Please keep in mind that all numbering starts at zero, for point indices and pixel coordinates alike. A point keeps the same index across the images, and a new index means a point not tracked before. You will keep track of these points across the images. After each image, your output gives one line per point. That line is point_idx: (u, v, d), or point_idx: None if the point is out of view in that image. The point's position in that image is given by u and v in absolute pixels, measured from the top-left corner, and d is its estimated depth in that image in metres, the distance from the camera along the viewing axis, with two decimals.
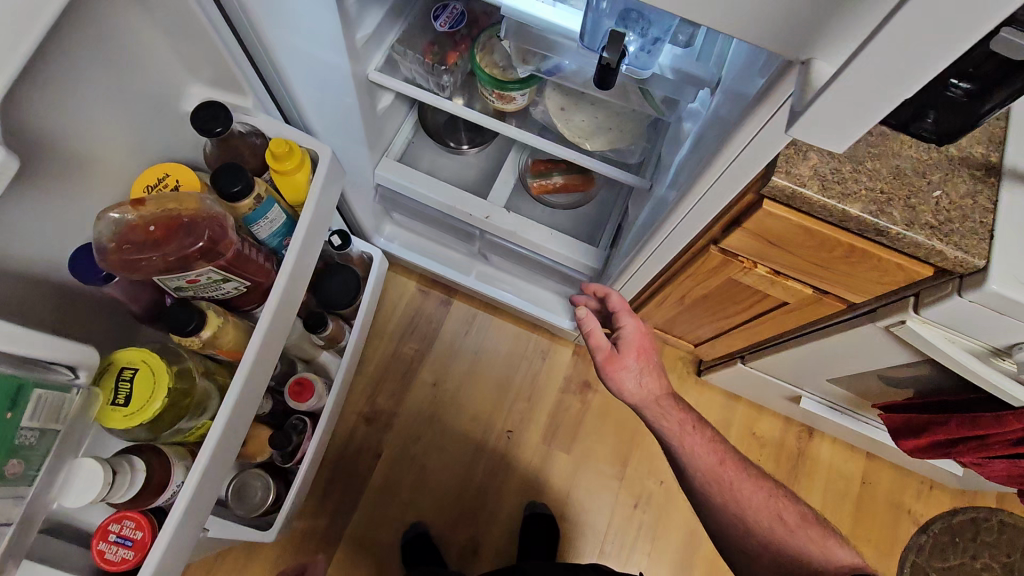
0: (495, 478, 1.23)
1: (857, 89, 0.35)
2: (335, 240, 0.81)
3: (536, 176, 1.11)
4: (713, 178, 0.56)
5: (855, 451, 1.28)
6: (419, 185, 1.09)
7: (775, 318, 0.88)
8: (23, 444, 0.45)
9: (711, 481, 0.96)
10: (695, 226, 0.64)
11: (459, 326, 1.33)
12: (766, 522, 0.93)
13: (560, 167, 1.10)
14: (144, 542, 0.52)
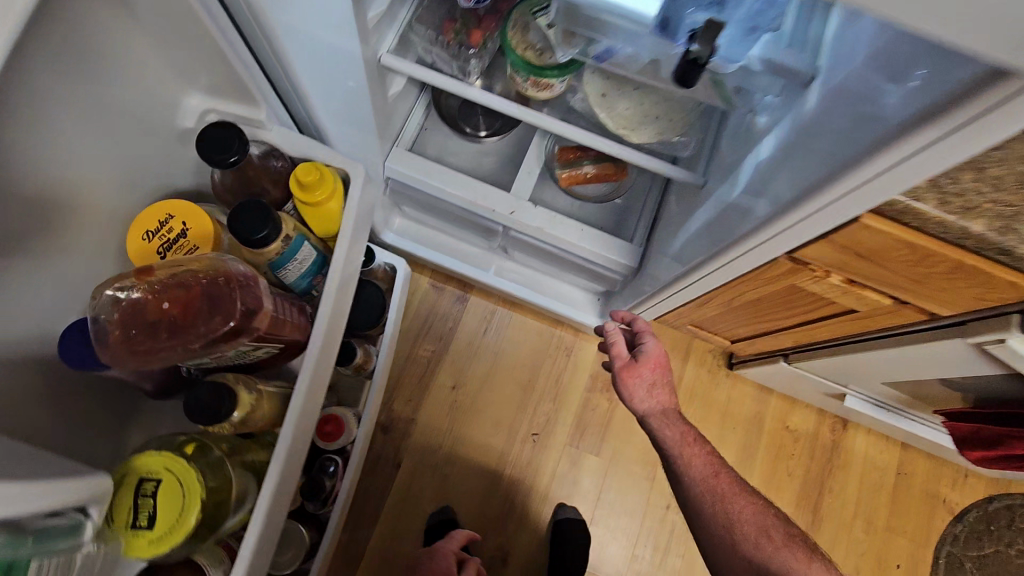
0: (522, 484, 1.18)
1: None
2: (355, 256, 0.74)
3: (565, 166, 1.00)
4: (831, 196, 0.49)
5: (890, 441, 1.24)
6: (436, 178, 0.98)
7: (835, 323, 0.82)
8: None
9: (706, 494, 0.91)
10: (794, 243, 0.58)
11: (477, 325, 1.26)
12: (750, 539, 0.88)
13: (591, 155, 1.00)
14: None
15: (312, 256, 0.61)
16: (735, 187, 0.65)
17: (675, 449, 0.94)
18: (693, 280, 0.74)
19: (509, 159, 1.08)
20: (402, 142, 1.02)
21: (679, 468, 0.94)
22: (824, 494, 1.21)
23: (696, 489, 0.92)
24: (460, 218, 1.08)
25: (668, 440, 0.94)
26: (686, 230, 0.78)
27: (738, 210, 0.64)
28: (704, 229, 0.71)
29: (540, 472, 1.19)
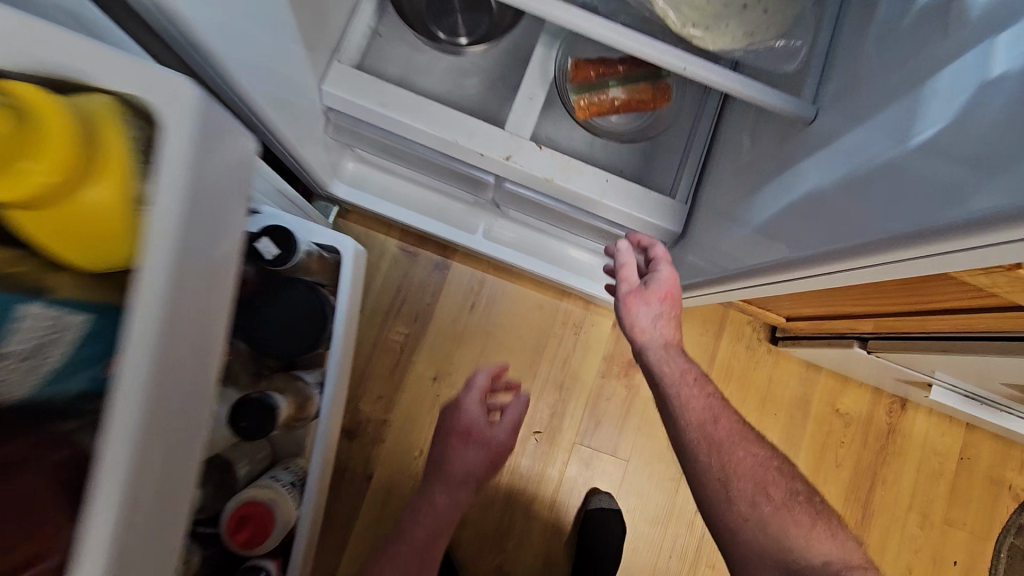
0: (523, 491, 0.98)
1: None
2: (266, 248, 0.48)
3: (581, 89, 0.71)
4: None
5: (955, 423, 1.06)
6: (396, 108, 0.68)
7: (975, 319, 0.57)
8: None
9: (702, 440, 0.64)
10: None
11: (462, 301, 0.99)
12: (743, 496, 0.63)
13: (616, 74, 0.72)
14: None
15: (74, 325, 0.27)
16: (913, 128, 0.37)
17: (675, 385, 0.66)
18: (798, 274, 0.48)
19: (500, 83, 0.77)
20: (345, 52, 0.70)
21: (673, 405, 0.66)
22: (876, 487, 1.04)
23: (691, 432, 0.65)
24: (431, 165, 0.79)
25: (665, 372, 0.67)
26: (783, 190, 0.51)
27: (910, 180, 0.36)
28: (830, 196, 0.44)
29: (544, 475, 0.99)
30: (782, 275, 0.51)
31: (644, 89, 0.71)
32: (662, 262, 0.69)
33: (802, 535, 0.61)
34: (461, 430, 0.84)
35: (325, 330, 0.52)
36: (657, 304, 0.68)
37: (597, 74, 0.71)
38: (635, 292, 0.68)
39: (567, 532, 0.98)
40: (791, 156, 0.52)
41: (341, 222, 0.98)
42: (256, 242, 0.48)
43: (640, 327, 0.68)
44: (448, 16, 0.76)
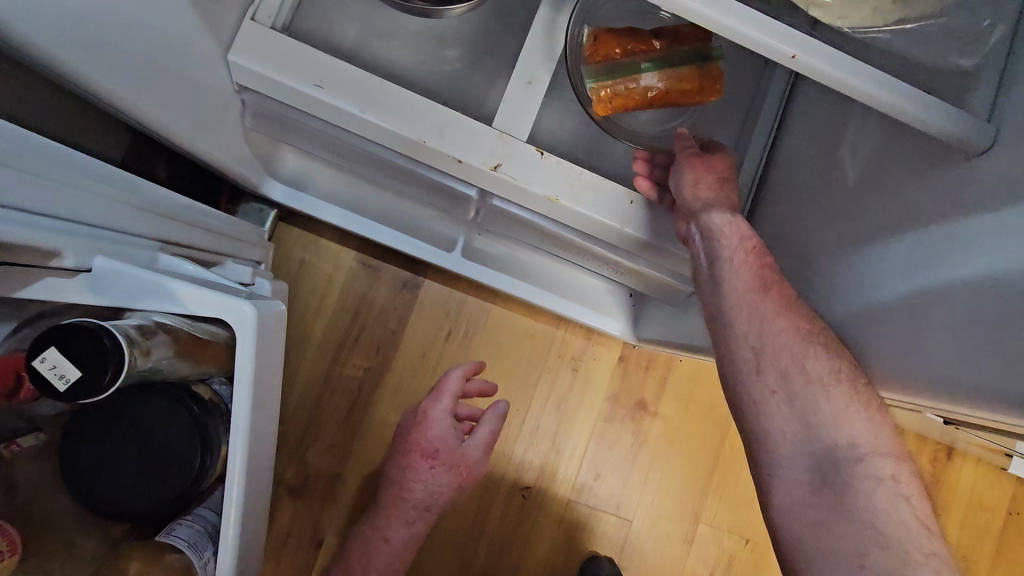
0: (507, 553, 0.82)
1: None
2: (53, 369, 0.29)
3: (596, 75, 0.50)
4: None
5: (1005, 474, 0.92)
6: (334, 90, 0.47)
7: None
8: None
9: (742, 302, 0.40)
10: None
11: (436, 327, 0.80)
12: (782, 363, 0.38)
13: (647, 52, 0.50)
14: None
15: None
16: None
17: (726, 247, 0.43)
18: (968, 406, 0.30)
19: (489, 60, 0.56)
20: (267, 8, 0.49)
21: (721, 256, 0.43)
22: None
23: (733, 299, 0.41)
24: (392, 168, 0.58)
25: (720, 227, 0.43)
26: (945, 261, 0.32)
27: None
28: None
29: (532, 533, 0.82)
30: (918, 389, 0.33)
31: (690, 73, 0.50)
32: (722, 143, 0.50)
33: (840, 407, 0.36)
34: (426, 451, 0.62)
35: (207, 461, 0.37)
36: (720, 174, 0.46)
37: (621, 50, 0.50)
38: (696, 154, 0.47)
39: None
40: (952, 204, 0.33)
41: (283, 225, 0.78)
42: (36, 362, 0.29)
43: (687, 191, 0.45)
44: None
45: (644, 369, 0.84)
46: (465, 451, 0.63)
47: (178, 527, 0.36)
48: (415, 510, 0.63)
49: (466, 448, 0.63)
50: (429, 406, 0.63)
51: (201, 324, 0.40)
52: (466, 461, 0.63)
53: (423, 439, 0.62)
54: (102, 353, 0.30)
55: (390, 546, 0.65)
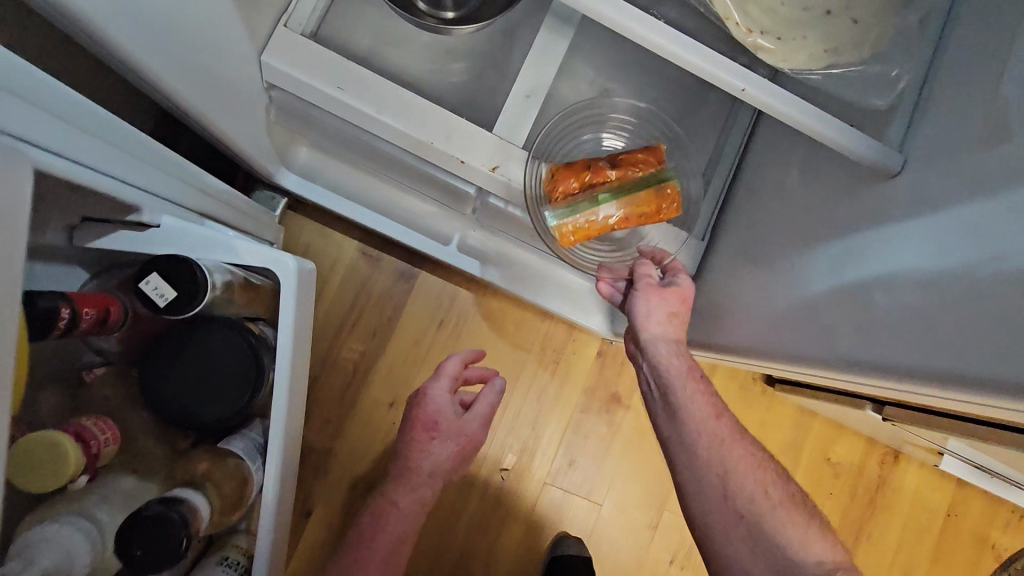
0: (485, 532, 0.87)
1: None
2: (160, 291, 0.37)
3: (564, 210, 0.55)
4: None
5: (946, 478, 1.00)
6: (359, 93, 0.54)
7: None
8: None
9: (704, 433, 0.51)
10: None
11: (428, 317, 0.86)
12: (743, 488, 0.49)
13: (608, 185, 0.55)
14: None
15: None
16: None
17: (682, 380, 0.53)
18: (868, 378, 0.37)
19: (492, 74, 0.63)
20: (297, 19, 0.55)
21: (671, 390, 0.53)
22: (859, 542, 0.97)
23: (694, 426, 0.51)
24: (400, 165, 0.64)
25: (668, 367, 0.54)
26: (860, 258, 0.39)
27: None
28: (941, 296, 0.33)
29: (509, 512, 0.88)
30: (835, 365, 0.40)
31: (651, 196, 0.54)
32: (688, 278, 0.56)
33: (794, 527, 0.47)
34: (426, 423, 0.68)
35: (257, 388, 0.43)
36: (676, 314, 0.55)
37: (577, 186, 0.55)
38: (652, 297, 0.55)
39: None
40: (869, 215, 0.40)
41: (291, 214, 0.83)
42: (143, 284, 0.37)
43: (650, 322, 0.55)
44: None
45: (620, 365, 0.91)
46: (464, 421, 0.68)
47: (234, 440, 0.43)
48: (422, 483, 0.67)
49: (464, 419, 0.69)
50: (427, 386, 0.68)
51: (252, 274, 0.48)
52: (465, 432, 0.69)
53: (426, 413, 0.68)
54: (194, 270, 0.38)
55: (398, 511, 0.66)
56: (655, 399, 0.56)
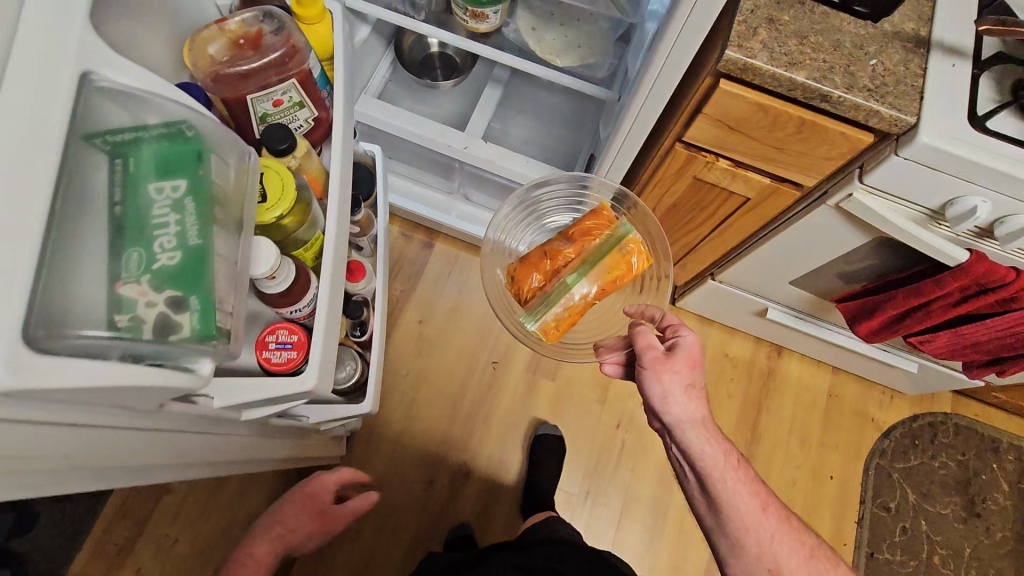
0: (484, 405, 1.29)
1: None
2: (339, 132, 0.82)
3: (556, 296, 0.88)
4: (677, 31, 0.65)
5: (821, 366, 1.36)
6: (397, 119, 1.11)
7: (739, 220, 0.94)
8: (221, 191, 0.40)
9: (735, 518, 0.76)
10: (655, 104, 0.76)
11: (442, 266, 1.37)
12: (759, 544, 0.75)
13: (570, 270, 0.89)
14: (303, 342, 0.49)
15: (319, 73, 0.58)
16: (630, 79, 0.83)
17: (715, 462, 0.77)
18: (607, 159, 0.93)
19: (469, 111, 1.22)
20: (369, 91, 1.14)
21: (697, 472, 0.78)
22: (761, 415, 1.33)
23: (727, 507, 0.76)
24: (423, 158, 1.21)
25: (689, 439, 0.77)
26: (607, 124, 0.96)
27: (626, 92, 0.83)
28: (617, 111, 0.88)
29: (501, 394, 1.30)
30: (608, 163, 0.95)
31: (602, 267, 0.88)
32: (684, 334, 0.79)
33: (787, 553, 0.75)
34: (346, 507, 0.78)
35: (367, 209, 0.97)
36: (681, 372, 0.77)
37: (541, 279, 0.90)
38: (660, 364, 0.76)
39: (518, 440, 1.27)
40: (609, 115, 0.95)
41: None
42: None
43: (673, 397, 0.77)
44: (431, 69, 1.18)
45: None
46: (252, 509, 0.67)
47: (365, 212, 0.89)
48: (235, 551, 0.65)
49: None
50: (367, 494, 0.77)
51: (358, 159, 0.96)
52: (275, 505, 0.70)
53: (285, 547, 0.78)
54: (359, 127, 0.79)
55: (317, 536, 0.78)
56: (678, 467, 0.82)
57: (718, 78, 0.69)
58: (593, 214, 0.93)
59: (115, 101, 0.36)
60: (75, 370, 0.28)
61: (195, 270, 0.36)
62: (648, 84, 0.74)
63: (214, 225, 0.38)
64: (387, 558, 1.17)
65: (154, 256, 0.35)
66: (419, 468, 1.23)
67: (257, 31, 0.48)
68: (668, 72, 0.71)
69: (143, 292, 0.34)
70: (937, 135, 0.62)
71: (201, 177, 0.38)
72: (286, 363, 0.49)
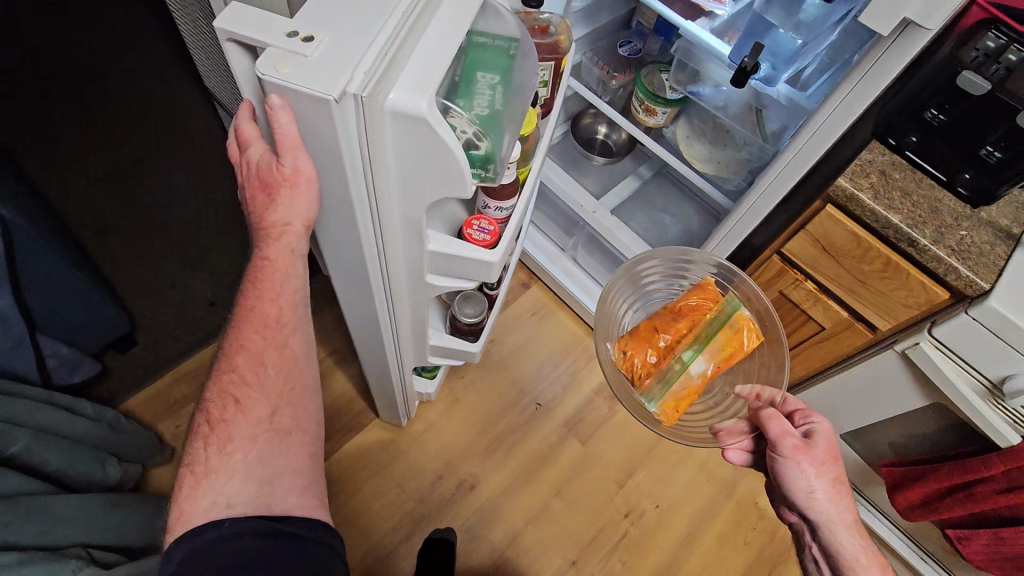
0: (513, 436, 1.35)
1: (834, 116, 0.73)
2: None
3: (673, 375, 0.87)
4: (796, 149, 0.80)
5: None
6: (550, 170, 1.35)
7: (810, 349, 1.01)
8: (519, 83, 0.65)
9: None
10: (765, 204, 0.90)
11: (530, 306, 1.52)
12: None
13: (685, 347, 0.88)
14: (496, 231, 0.74)
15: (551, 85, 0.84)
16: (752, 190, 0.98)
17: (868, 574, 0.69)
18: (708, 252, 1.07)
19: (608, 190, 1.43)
20: None
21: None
22: None
23: None
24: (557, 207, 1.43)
25: (838, 542, 0.70)
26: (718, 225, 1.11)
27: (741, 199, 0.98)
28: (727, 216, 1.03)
29: (532, 432, 1.35)
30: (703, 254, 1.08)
31: (719, 345, 0.87)
32: (818, 420, 0.73)
33: None
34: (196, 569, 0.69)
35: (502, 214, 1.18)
36: (824, 463, 0.70)
37: (656, 357, 0.90)
38: (799, 452, 0.69)
39: (528, 481, 1.30)
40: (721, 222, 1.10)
41: None
42: None
43: (821, 490, 0.69)
44: (592, 147, 1.44)
45: None
46: (284, 163, 0.56)
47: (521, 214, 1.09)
48: (279, 235, 0.61)
49: None
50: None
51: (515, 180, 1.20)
52: (289, 173, 0.56)
53: (241, 354, 0.66)
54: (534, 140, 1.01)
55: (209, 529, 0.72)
56: (814, 569, 0.75)
57: (826, 202, 0.83)
58: (700, 293, 0.94)
59: (480, 23, 0.65)
60: (441, 125, 0.53)
61: (493, 123, 0.62)
62: (763, 190, 0.89)
63: (509, 101, 0.64)
64: (373, 526, 1.22)
65: (474, 107, 0.62)
66: (435, 460, 1.30)
67: (547, 26, 0.77)
68: (775, 187, 0.87)
69: (464, 123, 0.61)
70: (1005, 305, 0.70)
71: (510, 70, 0.64)
72: (482, 240, 0.74)
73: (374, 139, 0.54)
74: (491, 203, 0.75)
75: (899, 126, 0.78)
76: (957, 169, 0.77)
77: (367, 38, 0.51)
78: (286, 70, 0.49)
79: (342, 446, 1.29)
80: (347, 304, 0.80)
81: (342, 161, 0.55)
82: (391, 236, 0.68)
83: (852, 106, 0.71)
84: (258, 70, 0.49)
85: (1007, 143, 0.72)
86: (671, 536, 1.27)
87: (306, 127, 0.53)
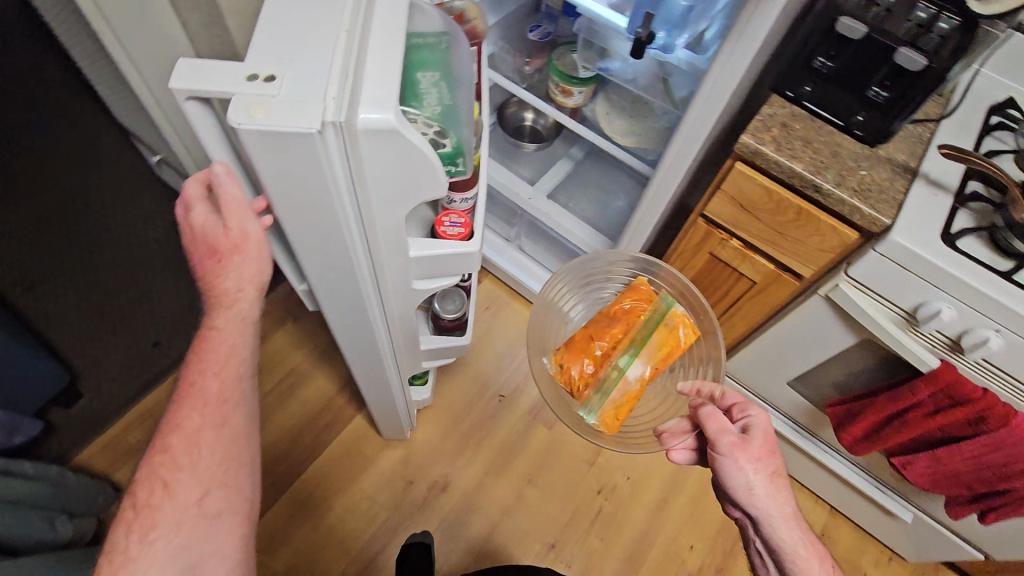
0: (479, 431, 1.35)
1: (721, 74, 0.75)
2: None
3: (610, 382, 0.88)
4: (694, 111, 0.82)
5: (819, 502, 1.33)
6: None
7: (746, 305, 1.04)
8: (458, 72, 0.67)
9: None
10: (679, 168, 0.92)
11: (482, 300, 1.52)
12: None
13: (621, 353, 0.90)
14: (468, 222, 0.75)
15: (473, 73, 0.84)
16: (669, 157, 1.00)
17: (810, 564, 0.69)
18: (640, 223, 1.09)
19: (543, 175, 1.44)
20: None
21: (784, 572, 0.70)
22: None
23: None
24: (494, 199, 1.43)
25: (780, 535, 0.70)
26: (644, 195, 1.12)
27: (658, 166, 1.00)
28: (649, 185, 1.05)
29: (498, 424, 1.36)
30: (633, 226, 1.09)
31: (655, 347, 0.89)
32: (754, 414, 0.75)
33: None
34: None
35: None
36: (761, 456, 0.72)
37: (592, 366, 0.90)
38: (737, 448, 0.71)
39: (499, 473, 1.30)
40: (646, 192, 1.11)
41: None
42: None
43: (760, 484, 0.70)
44: (522, 134, 1.44)
45: None
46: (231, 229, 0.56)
47: None
48: (230, 304, 0.63)
49: None
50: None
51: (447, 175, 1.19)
52: (237, 238, 0.57)
53: (174, 434, 0.63)
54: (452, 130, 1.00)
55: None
56: (760, 565, 0.75)
57: (736, 160, 0.85)
58: (632, 296, 0.96)
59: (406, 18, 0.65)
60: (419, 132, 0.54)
61: (449, 117, 0.64)
62: (675, 155, 0.90)
63: (456, 93, 0.65)
64: (349, 541, 1.21)
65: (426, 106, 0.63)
66: (404, 467, 1.29)
67: (462, 13, 0.78)
68: (683, 151, 0.89)
69: (420, 124, 0.62)
70: (906, 238, 0.73)
71: (447, 60, 0.66)
72: (456, 233, 0.75)
73: (359, 164, 0.54)
74: (456, 196, 0.75)
75: (794, 78, 0.81)
76: (850, 112, 0.80)
77: (324, 59, 0.50)
78: (260, 114, 0.47)
79: (307, 467, 1.27)
80: (334, 331, 0.79)
81: (329, 195, 0.55)
82: (380, 256, 0.67)
83: (737, 62, 0.73)
84: (231, 121, 0.47)
85: (891, 82, 0.75)
86: (645, 506, 1.29)
87: (288, 166, 0.51)
